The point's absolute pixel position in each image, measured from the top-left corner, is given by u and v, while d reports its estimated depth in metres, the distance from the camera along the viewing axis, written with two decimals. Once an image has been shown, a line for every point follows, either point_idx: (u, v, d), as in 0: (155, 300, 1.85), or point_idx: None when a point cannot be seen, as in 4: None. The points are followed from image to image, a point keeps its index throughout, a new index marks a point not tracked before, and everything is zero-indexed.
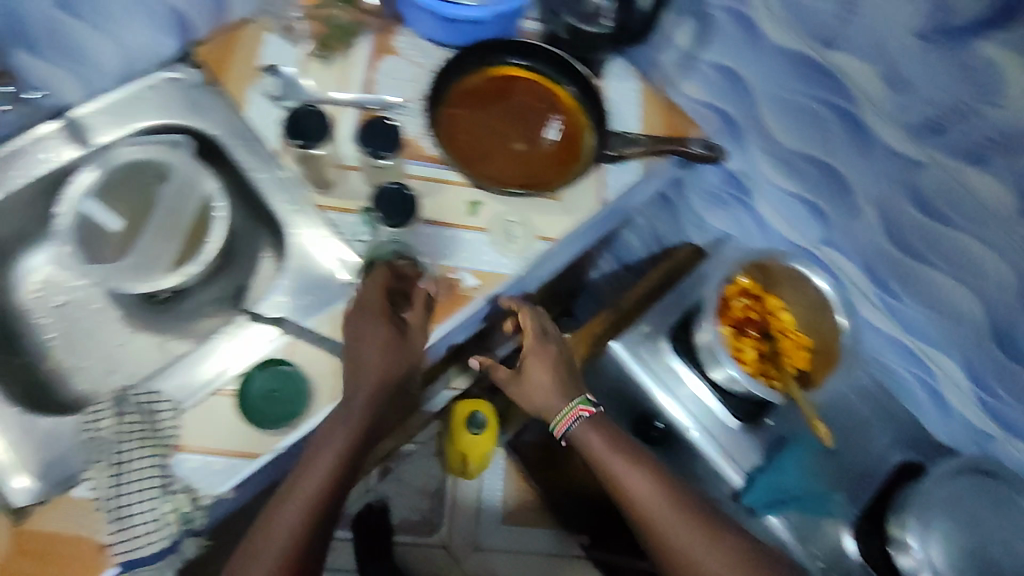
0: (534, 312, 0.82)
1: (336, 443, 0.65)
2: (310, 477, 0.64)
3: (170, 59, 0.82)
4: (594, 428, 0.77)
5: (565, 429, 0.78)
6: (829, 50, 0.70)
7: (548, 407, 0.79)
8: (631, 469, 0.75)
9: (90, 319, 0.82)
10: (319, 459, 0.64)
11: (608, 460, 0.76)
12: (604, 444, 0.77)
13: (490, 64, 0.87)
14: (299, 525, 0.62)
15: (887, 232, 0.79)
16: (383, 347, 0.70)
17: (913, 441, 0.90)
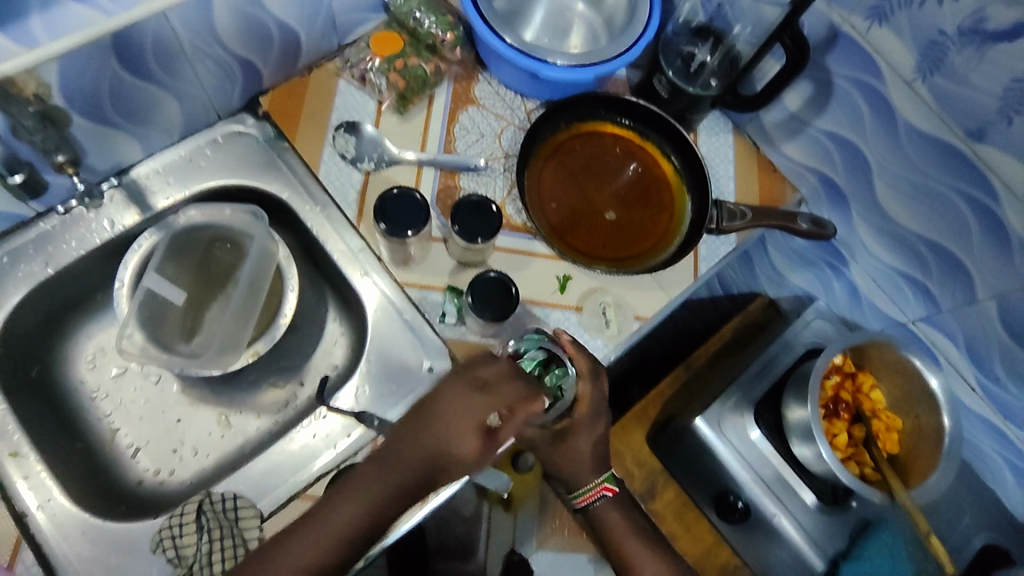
0: (595, 379, 0.62)
1: (376, 492, 0.54)
2: (326, 521, 0.54)
3: (233, 111, 0.77)
4: (617, 507, 0.66)
5: (584, 503, 0.66)
6: (979, 143, 0.65)
7: (573, 479, 0.65)
8: (634, 544, 0.65)
9: (149, 393, 0.76)
10: (349, 505, 0.54)
11: (625, 543, 0.65)
12: (626, 526, 0.65)
13: (584, 121, 0.81)
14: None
15: (1005, 323, 0.74)
16: (443, 431, 0.53)
17: (995, 523, 0.88)
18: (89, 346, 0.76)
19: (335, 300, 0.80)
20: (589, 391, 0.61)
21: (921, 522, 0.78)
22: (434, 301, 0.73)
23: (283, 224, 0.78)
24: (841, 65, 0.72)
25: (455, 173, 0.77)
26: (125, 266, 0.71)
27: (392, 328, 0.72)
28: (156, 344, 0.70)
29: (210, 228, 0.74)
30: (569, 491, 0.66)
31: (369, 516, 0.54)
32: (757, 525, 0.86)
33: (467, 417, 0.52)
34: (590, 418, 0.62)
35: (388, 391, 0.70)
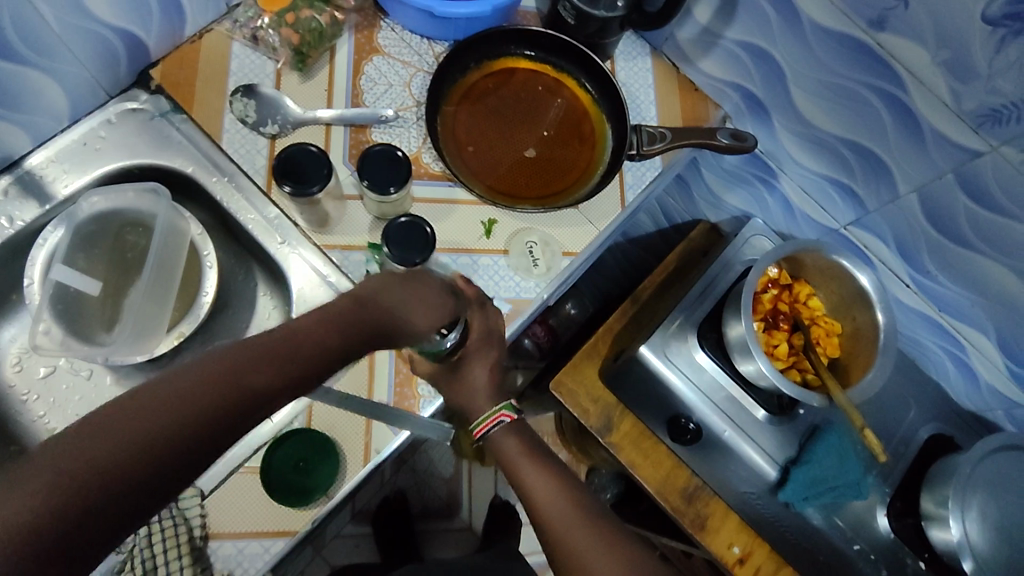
0: (483, 309, 0.64)
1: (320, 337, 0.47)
2: (237, 362, 0.42)
3: (123, 88, 0.73)
4: (515, 432, 0.64)
5: (482, 433, 0.64)
6: (880, 32, 0.64)
7: (468, 408, 0.65)
8: (528, 463, 0.62)
9: (81, 388, 0.74)
10: (256, 349, 0.43)
11: (518, 465, 0.62)
12: (521, 450, 0.63)
13: (493, 58, 0.79)
14: (200, 412, 0.39)
15: (928, 214, 0.74)
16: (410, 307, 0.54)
17: (938, 412, 0.91)
18: (12, 349, 0.73)
19: (263, 273, 0.78)
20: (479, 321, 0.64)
21: (857, 419, 0.80)
22: (357, 261, 0.72)
23: (196, 200, 0.75)
24: None
25: (365, 127, 0.75)
26: (31, 262, 0.68)
27: (318, 293, 0.71)
28: (75, 336, 0.68)
29: (117, 213, 0.71)
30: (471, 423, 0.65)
31: (303, 358, 0.45)
32: (712, 445, 0.88)
33: (428, 303, 0.54)
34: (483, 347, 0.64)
35: None
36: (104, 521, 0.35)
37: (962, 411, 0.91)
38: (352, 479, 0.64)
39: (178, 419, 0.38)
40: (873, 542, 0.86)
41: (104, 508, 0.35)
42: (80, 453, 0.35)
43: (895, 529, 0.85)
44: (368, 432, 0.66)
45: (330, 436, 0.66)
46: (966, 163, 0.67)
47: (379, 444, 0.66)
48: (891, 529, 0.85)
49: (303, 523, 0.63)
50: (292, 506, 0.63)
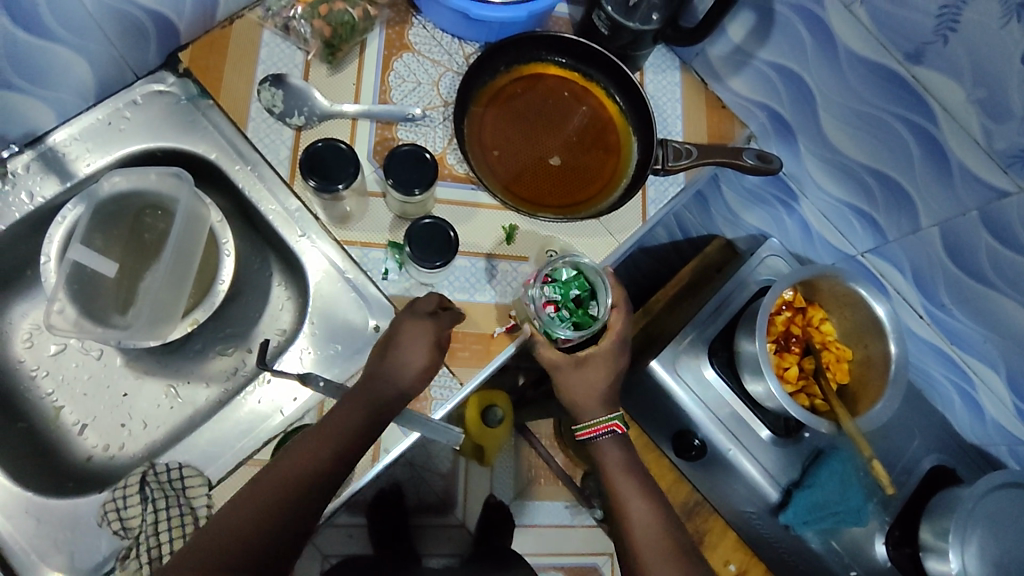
0: (627, 315, 0.68)
1: (353, 416, 0.60)
2: (293, 462, 0.57)
3: (150, 69, 0.72)
4: (620, 446, 0.68)
5: (588, 435, 0.68)
6: (916, 65, 0.64)
7: (582, 408, 0.68)
8: (629, 484, 0.66)
9: (91, 368, 0.74)
10: (311, 441, 0.58)
11: (618, 481, 0.67)
12: (621, 467, 0.67)
13: (523, 62, 0.79)
14: (281, 496, 0.55)
15: (949, 249, 0.74)
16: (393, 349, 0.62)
17: (941, 441, 0.91)
18: (24, 325, 0.73)
19: (279, 263, 0.78)
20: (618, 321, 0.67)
21: (862, 445, 0.80)
22: (377, 258, 0.71)
23: (216, 187, 0.75)
24: None
25: (392, 124, 0.75)
26: (49, 239, 0.67)
27: (337, 289, 0.71)
28: (89, 315, 0.68)
29: (138, 195, 0.70)
30: (576, 423, 0.70)
31: (345, 436, 0.59)
32: (715, 462, 0.88)
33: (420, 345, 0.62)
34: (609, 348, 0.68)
35: (331, 352, 0.70)
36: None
37: (965, 442, 0.91)
38: (363, 476, 0.66)
39: (285, 489, 0.56)
40: (868, 569, 0.86)
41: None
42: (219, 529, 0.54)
43: (891, 557, 0.85)
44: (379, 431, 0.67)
45: None
46: (991, 202, 0.67)
47: (389, 444, 0.67)
48: (886, 557, 0.85)
49: None
50: None
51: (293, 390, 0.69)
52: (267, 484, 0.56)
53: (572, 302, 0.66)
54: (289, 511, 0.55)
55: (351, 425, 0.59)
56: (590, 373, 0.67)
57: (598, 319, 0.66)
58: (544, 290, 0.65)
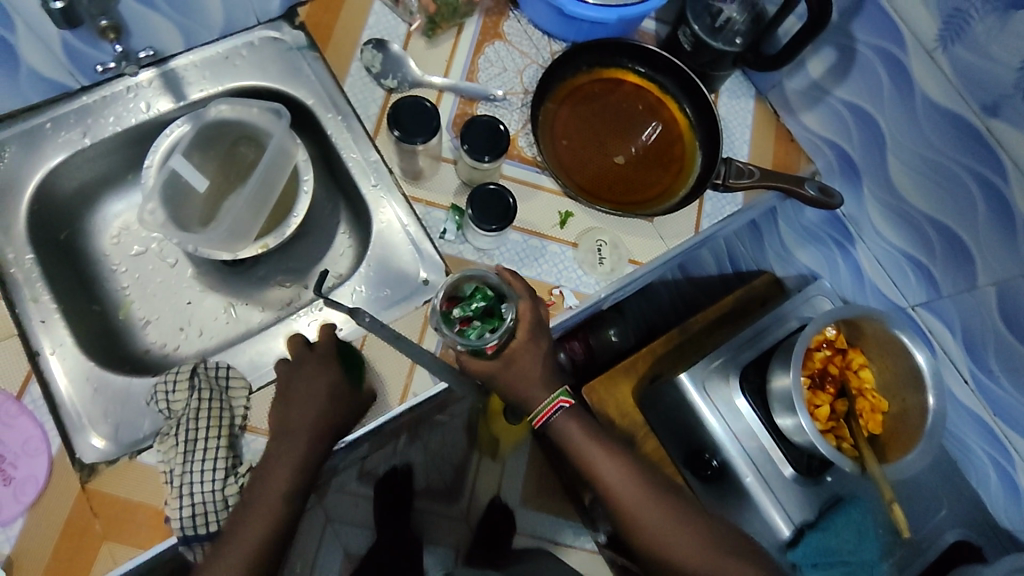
0: (533, 303, 0.69)
1: (299, 442, 0.63)
2: (262, 496, 0.61)
3: (270, 18, 0.80)
4: (575, 417, 0.71)
5: (542, 421, 0.70)
6: (992, 118, 0.64)
7: (527, 400, 0.70)
8: (597, 449, 0.71)
9: (164, 274, 0.82)
10: (268, 471, 0.62)
11: (587, 451, 0.71)
12: (585, 436, 0.71)
13: (604, 65, 0.83)
14: (276, 514, 0.60)
15: (1003, 311, 0.73)
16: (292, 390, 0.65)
17: (972, 519, 0.87)
18: (115, 224, 0.82)
19: (347, 212, 0.83)
20: (528, 312, 0.68)
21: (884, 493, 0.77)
22: (438, 218, 0.76)
23: (306, 131, 0.82)
24: (865, 32, 0.72)
25: (473, 101, 0.80)
26: (154, 148, 0.74)
27: (395, 240, 0.76)
28: (174, 221, 0.75)
29: (238, 124, 0.77)
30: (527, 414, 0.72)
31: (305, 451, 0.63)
32: (731, 489, 0.86)
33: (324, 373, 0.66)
34: (529, 337, 0.68)
35: (381, 295, 0.74)
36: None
37: (998, 525, 0.87)
38: (384, 413, 0.67)
39: (273, 512, 0.60)
40: None
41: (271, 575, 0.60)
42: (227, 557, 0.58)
43: None
44: (411, 374, 0.69)
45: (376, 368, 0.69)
46: None
47: (418, 389, 0.68)
48: None
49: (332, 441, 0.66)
50: None
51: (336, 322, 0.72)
52: (243, 533, 0.59)
53: (483, 314, 0.67)
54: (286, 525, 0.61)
55: (303, 447, 0.63)
56: (519, 363, 0.68)
57: (507, 318, 0.66)
58: (455, 312, 0.66)
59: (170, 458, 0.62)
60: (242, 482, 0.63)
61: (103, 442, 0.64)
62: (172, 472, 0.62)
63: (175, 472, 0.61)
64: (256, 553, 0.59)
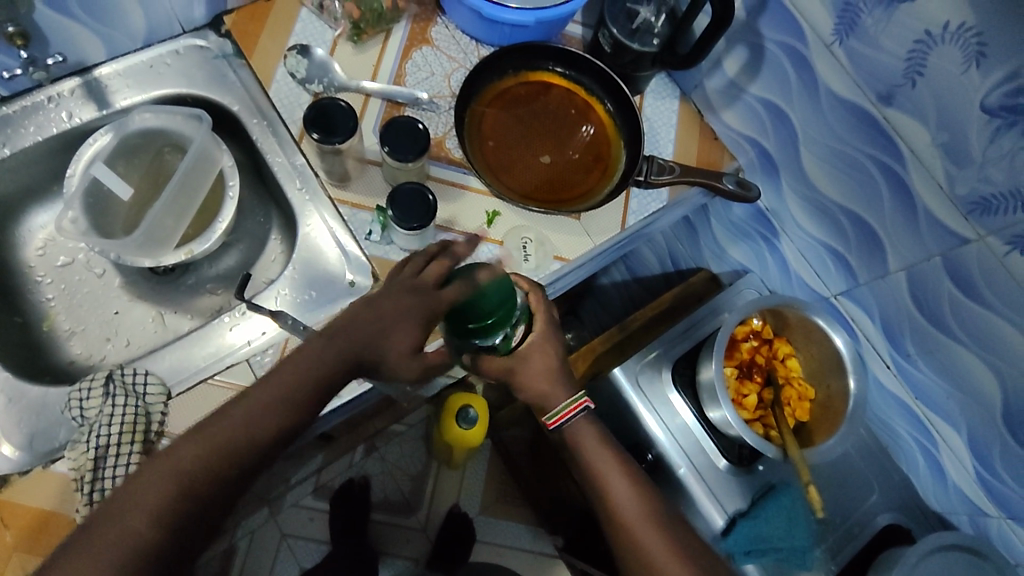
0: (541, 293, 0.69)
1: (304, 370, 0.57)
2: (233, 422, 0.54)
3: (196, 26, 0.81)
4: (590, 422, 0.70)
5: (561, 422, 0.68)
6: (887, 107, 0.67)
7: (547, 398, 0.68)
8: (607, 458, 0.68)
9: (91, 284, 0.81)
10: (252, 398, 0.55)
11: (598, 458, 0.68)
12: (599, 443, 0.69)
13: (529, 68, 0.84)
14: (232, 450, 0.54)
15: (914, 295, 0.75)
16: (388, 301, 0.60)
17: (903, 502, 0.89)
18: (39, 235, 0.81)
19: (279, 219, 0.84)
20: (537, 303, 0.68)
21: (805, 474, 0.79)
22: (364, 220, 0.76)
23: (234, 137, 0.82)
24: (771, 29, 0.75)
25: (400, 105, 0.81)
26: (76, 157, 0.74)
27: (322, 244, 0.76)
28: (95, 229, 0.75)
29: (161, 132, 0.77)
30: (544, 415, 0.69)
31: (307, 386, 0.57)
32: (667, 482, 0.87)
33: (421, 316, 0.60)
34: (542, 332, 0.68)
35: (306, 297, 0.74)
36: (182, 535, 0.52)
37: (927, 508, 0.89)
38: None
39: (226, 446, 0.54)
40: None
41: (185, 523, 0.52)
42: (152, 483, 0.51)
43: None
44: None
45: None
46: (954, 248, 0.68)
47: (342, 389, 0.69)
48: None
49: None
50: None
51: (263, 325, 0.72)
52: (178, 460, 0.52)
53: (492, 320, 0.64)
54: (234, 468, 0.54)
55: (305, 373, 0.57)
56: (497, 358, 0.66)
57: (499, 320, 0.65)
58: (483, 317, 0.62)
59: (79, 465, 0.62)
60: None
61: (14, 451, 0.64)
62: (83, 480, 0.62)
63: (84, 480, 0.61)
64: (183, 484, 0.52)
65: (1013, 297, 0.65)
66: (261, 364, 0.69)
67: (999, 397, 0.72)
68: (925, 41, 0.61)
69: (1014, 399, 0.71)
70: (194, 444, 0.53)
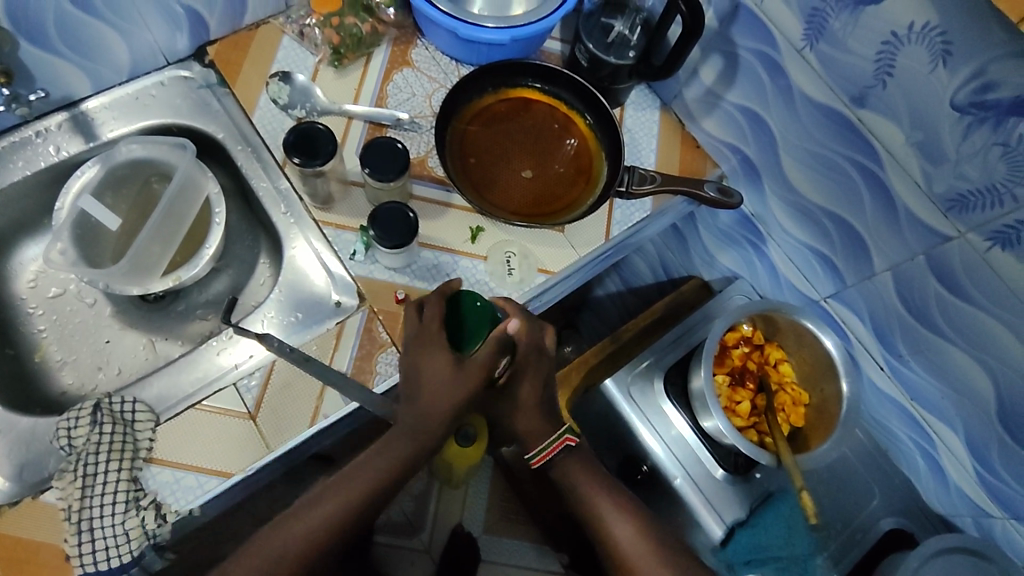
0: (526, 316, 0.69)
1: (387, 460, 0.63)
2: (316, 510, 0.61)
3: (181, 58, 0.83)
4: (577, 458, 0.70)
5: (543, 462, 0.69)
6: (860, 108, 0.68)
7: (533, 434, 0.69)
8: (602, 499, 0.69)
9: (83, 313, 0.82)
10: (336, 489, 0.61)
11: (590, 492, 0.69)
12: (590, 481, 0.70)
13: (510, 85, 0.85)
14: (319, 534, 0.60)
15: (901, 295, 0.75)
16: (413, 369, 0.63)
17: (905, 507, 0.87)
18: (31, 268, 0.82)
19: (267, 243, 0.85)
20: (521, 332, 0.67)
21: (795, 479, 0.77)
22: (348, 240, 0.77)
23: (220, 164, 0.84)
24: (743, 37, 0.75)
25: (381, 126, 0.82)
26: (65, 190, 0.75)
27: (307, 267, 0.77)
28: (84, 259, 0.77)
29: (147, 163, 0.79)
30: (528, 452, 0.70)
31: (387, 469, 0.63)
32: (663, 494, 0.86)
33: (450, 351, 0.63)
34: (529, 362, 0.68)
35: (292, 320, 0.75)
36: None
37: (931, 511, 0.87)
38: (293, 436, 0.67)
39: (310, 531, 0.60)
40: None
41: None
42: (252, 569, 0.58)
43: None
44: (320, 397, 0.69)
45: (284, 395, 0.69)
46: (936, 246, 0.68)
47: (328, 410, 0.68)
48: None
49: (240, 468, 0.65)
50: (237, 445, 0.66)
51: (252, 348, 0.73)
52: (269, 546, 0.59)
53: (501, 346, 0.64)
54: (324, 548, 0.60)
55: (387, 463, 0.63)
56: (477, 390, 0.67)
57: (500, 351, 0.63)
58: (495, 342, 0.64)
59: (68, 495, 0.64)
60: (143, 515, 0.63)
61: (5, 482, 0.65)
62: (71, 509, 0.63)
63: (73, 509, 0.63)
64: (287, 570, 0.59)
65: (998, 292, 0.65)
66: (248, 388, 0.69)
67: (992, 394, 0.71)
68: (893, 42, 0.62)
69: (1008, 396, 0.70)
70: (290, 533, 0.60)
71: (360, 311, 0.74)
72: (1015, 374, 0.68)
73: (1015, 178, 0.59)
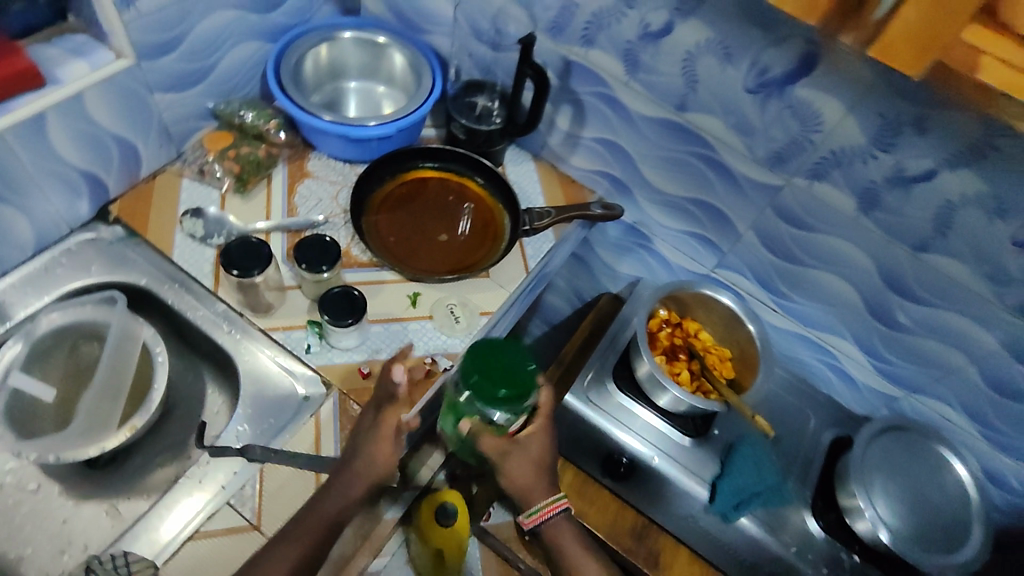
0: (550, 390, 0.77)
1: (331, 507, 0.69)
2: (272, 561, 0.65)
3: (83, 221, 0.85)
4: (566, 517, 0.81)
5: (532, 524, 0.79)
6: (684, 112, 0.86)
7: (525, 499, 0.77)
8: (581, 550, 0.80)
9: (28, 501, 0.76)
10: (287, 540, 0.66)
11: (569, 542, 0.80)
12: (573, 533, 0.81)
13: (402, 170, 0.97)
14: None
15: (766, 245, 0.93)
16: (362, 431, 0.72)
17: (836, 418, 1.02)
18: None
19: (213, 372, 0.87)
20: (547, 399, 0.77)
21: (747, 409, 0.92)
22: (299, 337, 0.81)
23: (149, 309, 0.85)
24: (581, 85, 0.93)
25: (299, 232, 0.89)
26: None
27: (265, 372, 0.79)
28: (20, 437, 0.73)
29: (73, 328, 0.79)
30: (523, 512, 0.80)
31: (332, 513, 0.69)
32: (648, 477, 0.94)
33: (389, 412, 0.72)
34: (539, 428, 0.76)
35: (266, 427, 0.76)
36: None
37: (855, 415, 1.03)
38: None
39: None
40: (807, 547, 0.90)
41: None
42: None
43: (823, 527, 0.91)
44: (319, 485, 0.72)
45: (284, 497, 0.71)
46: (776, 197, 0.86)
47: None
48: (822, 529, 0.91)
49: None
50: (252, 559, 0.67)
51: (232, 465, 0.72)
52: None
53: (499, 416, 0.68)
54: None
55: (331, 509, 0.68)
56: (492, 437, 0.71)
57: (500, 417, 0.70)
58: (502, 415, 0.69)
59: None
60: None
61: None
62: None
63: None
64: None
65: (830, 215, 0.83)
66: (243, 501, 0.70)
67: (858, 297, 0.89)
68: (690, 58, 0.81)
69: (868, 293, 0.88)
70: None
71: (331, 396, 0.78)
72: (866, 274, 0.86)
73: (808, 129, 0.78)
